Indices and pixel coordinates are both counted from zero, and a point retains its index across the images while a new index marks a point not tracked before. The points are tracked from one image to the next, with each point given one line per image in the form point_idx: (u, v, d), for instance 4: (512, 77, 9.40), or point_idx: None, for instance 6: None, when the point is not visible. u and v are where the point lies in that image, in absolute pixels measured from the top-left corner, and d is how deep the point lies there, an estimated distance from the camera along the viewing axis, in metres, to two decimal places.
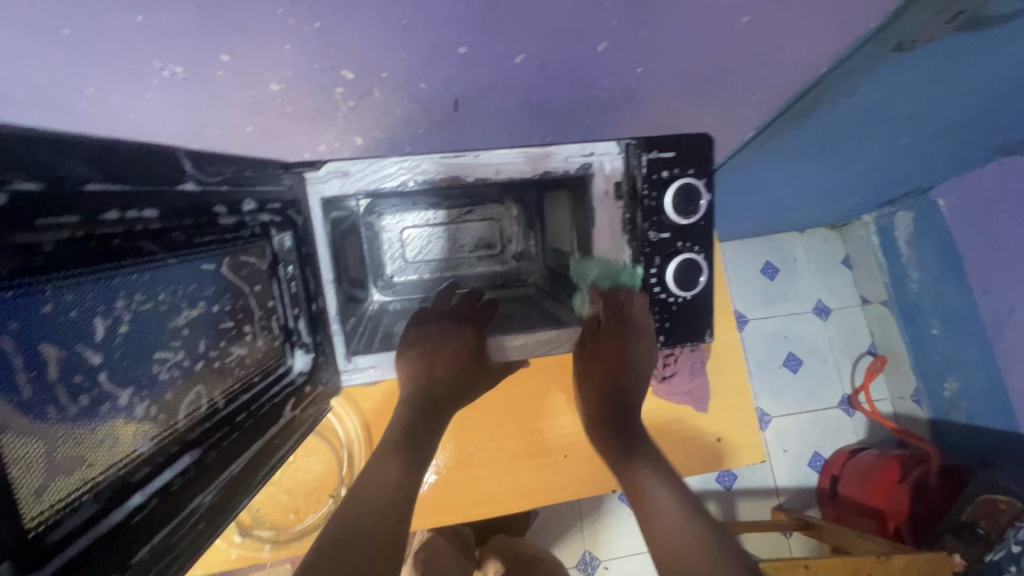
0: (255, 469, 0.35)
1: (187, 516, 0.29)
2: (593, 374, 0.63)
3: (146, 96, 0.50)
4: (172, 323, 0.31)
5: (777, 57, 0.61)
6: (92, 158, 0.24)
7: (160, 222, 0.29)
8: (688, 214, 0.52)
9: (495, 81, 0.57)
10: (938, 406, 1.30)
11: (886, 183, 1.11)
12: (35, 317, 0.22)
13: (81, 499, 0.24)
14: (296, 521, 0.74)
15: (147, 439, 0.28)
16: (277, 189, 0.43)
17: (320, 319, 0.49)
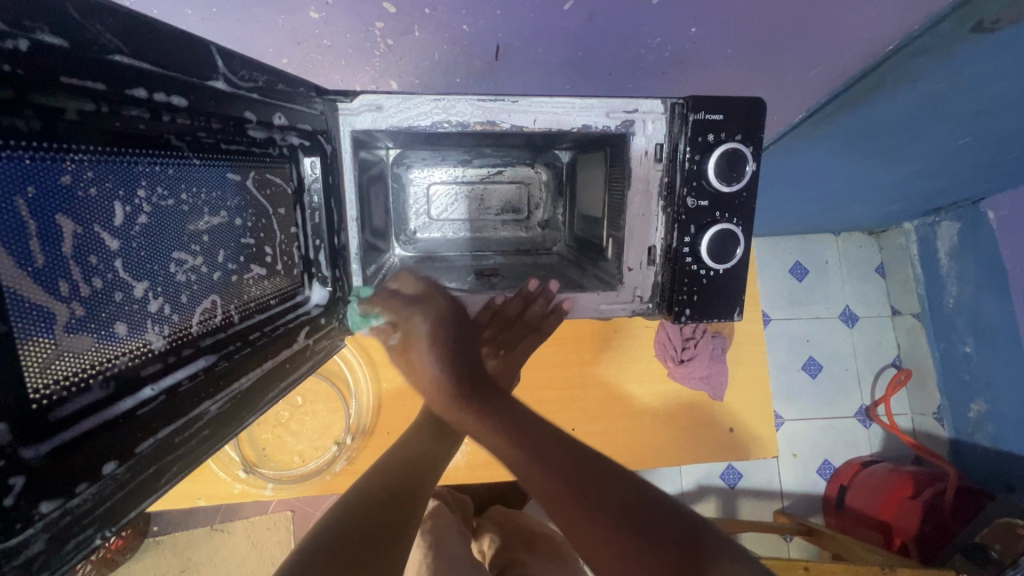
0: (265, 391, 0.35)
1: (193, 421, 0.28)
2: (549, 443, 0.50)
3: (184, 13, 0.49)
4: (193, 226, 0.30)
5: (843, 28, 0.57)
6: (119, 29, 0.23)
7: (187, 115, 0.28)
8: (730, 182, 0.50)
9: (540, 29, 0.55)
10: (962, 425, 1.25)
11: (935, 188, 1.05)
12: (52, 185, 0.22)
13: (88, 382, 0.23)
14: (300, 464, 0.75)
15: (159, 336, 0.28)
16: (309, 113, 0.41)
17: (341, 255, 0.48)
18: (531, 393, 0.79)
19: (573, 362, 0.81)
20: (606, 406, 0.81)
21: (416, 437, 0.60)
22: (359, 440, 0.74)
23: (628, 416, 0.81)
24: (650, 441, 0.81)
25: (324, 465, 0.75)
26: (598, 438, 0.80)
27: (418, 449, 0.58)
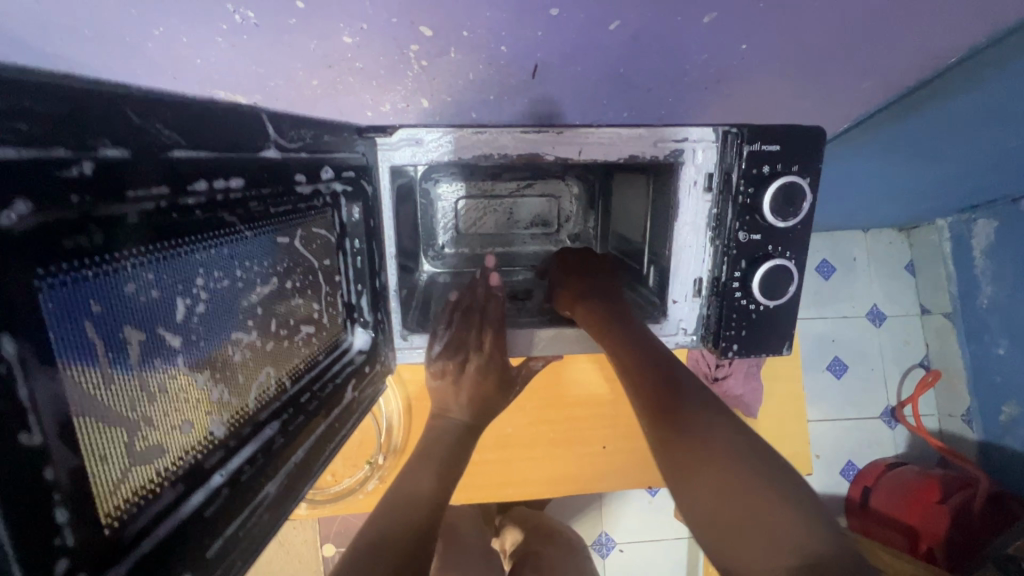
0: (320, 454, 0.34)
1: (255, 508, 0.27)
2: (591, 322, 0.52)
3: (215, 40, 0.47)
4: (245, 301, 0.29)
5: (906, 40, 0.54)
6: (180, 120, 0.21)
7: (243, 192, 0.26)
8: (785, 216, 0.47)
9: (582, 48, 0.52)
10: (991, 429, 1.22)
11: (978, 187, 1.01)
12: (117, 298, 0.20)
13: (160, 486, 0.23)
14: (332, 483, 0.75)
15: (220, 423, 0.27)
16: (352, 157, 0.39)
17: (382, 296, 0.47)
18: (560, 410, 0.78)
19: (603, 379, 0.78)
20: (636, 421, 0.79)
21: (418, 476, 0.48)
22: (391, 459, 0.75)
23: None
24: None
25: (356, 484, 0.75)
26: (628, 456, 0.79)
27: (421, 492, 0.46)
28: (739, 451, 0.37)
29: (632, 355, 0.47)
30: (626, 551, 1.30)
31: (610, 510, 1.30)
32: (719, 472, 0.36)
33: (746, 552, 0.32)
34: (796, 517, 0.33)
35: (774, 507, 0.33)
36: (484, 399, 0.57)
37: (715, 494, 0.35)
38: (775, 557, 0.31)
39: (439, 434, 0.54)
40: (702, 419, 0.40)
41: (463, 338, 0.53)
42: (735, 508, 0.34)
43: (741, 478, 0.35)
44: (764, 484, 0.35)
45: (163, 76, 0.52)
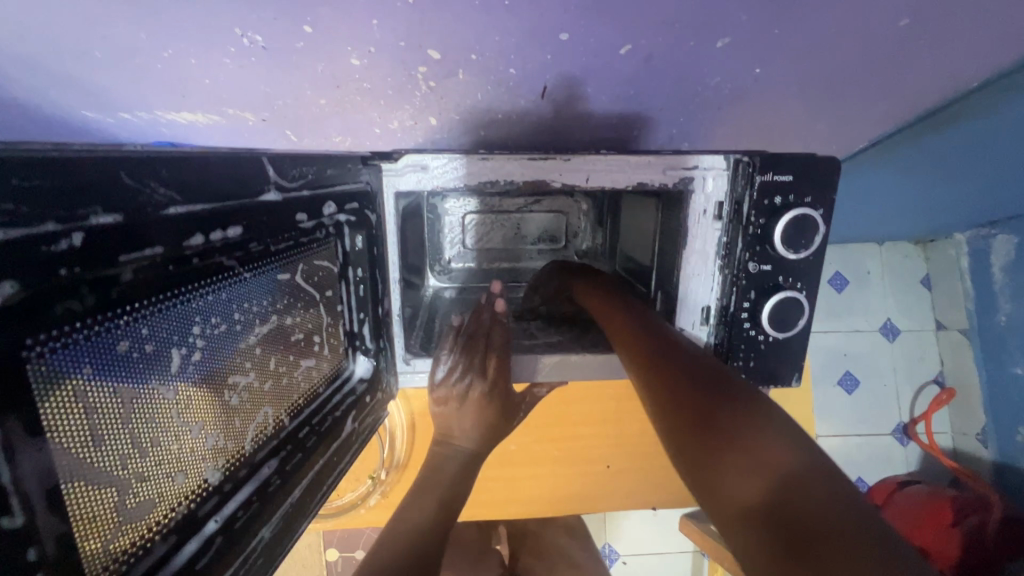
0: (317, 491, 0.33)
1: (249, 554, 0.27)
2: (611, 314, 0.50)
3: (223, 62, 0.47)
4: (242, 342, 0.29)
5: (929, 65, 0.52)
6: (174, 176, 0.21)
7: (242, 237, 0.26)
8: (797, 247, 0.46)
9: (592, 71, 0.51)
10: (1006, 449, 1.17)
11: (999, 203, 0.98)
12: (108, 356, 0.20)
13: (152, 540, 0.23)
14: (335, 496, 0.75)
15: (215, 468, 0.27)
16: (356, 187, 0.39)
17: (384, 322, 0.47)
18: (565, 429, 0.78)
19: (609, 398, 0.78)
20: (641, 439, 0.78)
21: (418, 501, 0.47)
22: (393, 475, 0.75)
23: (665, 453, 0.79)
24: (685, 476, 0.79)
25: (359, 498, 0.75)
26: (632, 476, 0.79)
27: (423, 519, 0.44)
28: (723, 391, 0.34)
29: (637, 326, 0.46)
30: (630, 563, 1.30)
31: (614, 521, 1.29)
32: (701, 409, 0.33)
33: (723, 477, 0.29)
34: (779, 439, 0.29)
35: (756, 433, 0.30)
36: (490, 423, 0.55)
37: (695, 428, 0.33)
38: (750, 482, 0.28)
39: (441, 461, 0.53)
40: (692, 369, 0.37)
41: (460, 366, 0.52)
42: (713, 435, 0.31)
43: (723, 411, 0.32)
44: (748, 412, 0.31)
45: (173, 95, 0.52)
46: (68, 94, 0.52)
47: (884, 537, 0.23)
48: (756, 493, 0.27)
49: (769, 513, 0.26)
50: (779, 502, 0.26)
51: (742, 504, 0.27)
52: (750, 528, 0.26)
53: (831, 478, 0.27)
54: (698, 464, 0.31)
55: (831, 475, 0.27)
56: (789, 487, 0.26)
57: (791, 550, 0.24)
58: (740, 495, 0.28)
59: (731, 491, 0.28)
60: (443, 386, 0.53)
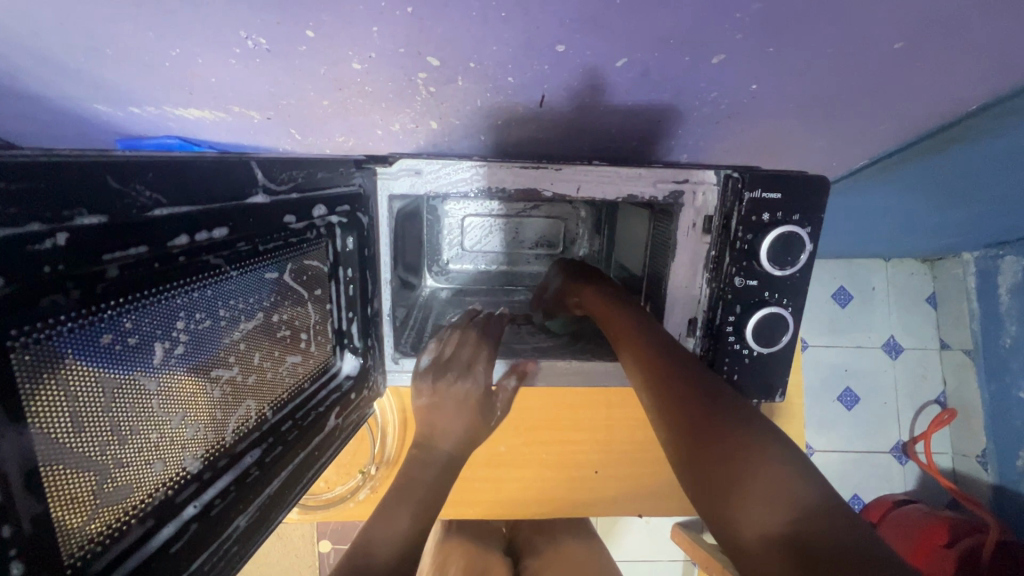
0: (296, 484, 0.35)
1: (223, 541, 0.28)
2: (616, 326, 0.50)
3: (228, 63, 0.49)
4: (227, 338, 0.30)
5: (925, 87, 0.52)
6: (160, 179, 0.22)
7: (230, 237, 0.27)
8: (784, 265, 0.47)
9: (589, 81, 0.51)
10: (1005, 472, 1.15)
11: (1005, 225, 0.97)
12: (91, 346, 0.21)
13: (128, 524, 0.24)
14: (324, 489, 0.77)
15: (195, 457, 0.28)
16: (349, 190, 0.40)
17: (373, 321, 0.48)
18: (554, 432, 0.78)
19: (599, 404, 0.78)
20: (629, 446, 0.79)
21: (393, 514, 0.44)
22: (383, 470, 0.76)
23: (652, 461, 0.79)
24: (672, 486, 0.79)
25: (348, 492, 0.77)
26: (621, 482, 0.79)
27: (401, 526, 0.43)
28: (735, 419, 0.36)
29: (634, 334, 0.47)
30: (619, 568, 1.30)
31: (604, 526, 1.30)
32: (718, 440, 0.35)
33: (745, 510, 0.31)
34: (793, 474, 0.32)
35: (770, 467, 0.32)
36: (472, 422, 0.54)
37: (713, 459, 0.35)
38: (772, 515, 0.30)
39: (420, 468, 0.50)
40: (702, 395, 0.39)
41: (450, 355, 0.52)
42: (730, 468, 0.33)
43: (733, 441, 0.35)
44: (761, 447, 0.34)
45: (179, 91, 0.53)
46: (79, 87, 0.54)
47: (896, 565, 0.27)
48: (779, 525, 0.30)
49: (790, 544, 0.29)
50: (797, 534, 0.29)
51: (762, 530, 0.30)
52: (773, 555, 0.29)
53: (845, 510, 0.30)
54: (719, 496, 0.33)
55: (837, 504, 0.30)
56: (809, 520, 0.29)
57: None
58: (766, 527, 0.30)
59: (754, 523, 0.31)
60: (428, 376, 0.52)
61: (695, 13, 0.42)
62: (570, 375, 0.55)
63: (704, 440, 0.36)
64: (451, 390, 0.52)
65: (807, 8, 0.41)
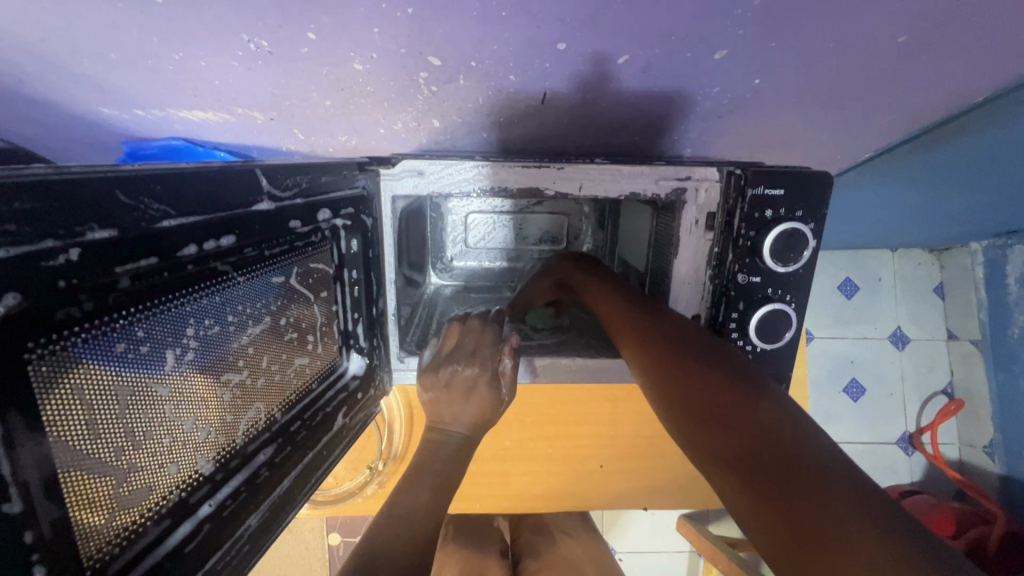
0: (305, 483, 0.35)
1: (235, 542, 0.29)
2: (601, 291, 0.52)
3: (231, 65, 0.49)
4: (235, 341, 0.31)
5: (929, 79, 0.51)
6: (168, 192, 0.22)
7: (236, 245, 0.28)
8: (787, 261, 0.47)
9: (591, 78, 0.51)
10: (1013, 462, 1.14)
11: (1014, 214, 0.96)
12: (105, 357, 0.22)
13: (145, 525, 0.25)
14: (333, 485, 0.79)
15: (208, 459, 0.29)
16: (352, 193, 0.41)
17: (378, 321, 0.48)
18: (561, 427, 0.79)
19: (605, 399, 0.79)
20: (634, 439, 0.79)
21: (411, 489, 0.44)
22: (390, 466, 0.78)
23: (656, 454, 0.80)
24: (676, 478, 0.80)
25: (356, 487, 0.78)
26: (626, 475, 0.80)
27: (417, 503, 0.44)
28: (716, 363, 0.37)
29: (625, 300, 0.48)
30: (625, 560, 1.31)
31: (610, 518, 1.31)
32: (704, 388, 0.35)
33: (715, 440, 0.33)
34: (768, 406, 0.32)
35: (736, 398, 0.34)
36: (481, 410, 0.51)
37: (693, 403, 0.35)
38: (736, 440, 0.32)
39: (430, 452, 0.49)
40: (693, 349, 0.39)
41: (451, 345, 0.51)
42: (698, 405, 0.35)
43: (700, 378, 0.36)
44: (725, 380, 0.35)
45: (182, 93, 0.54)
46: (85, 91, 0.54)
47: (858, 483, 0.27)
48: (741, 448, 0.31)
49: (751, 464, 0.30)
50: (757, 456, 0.30)
51: (728, 456, 0.32)
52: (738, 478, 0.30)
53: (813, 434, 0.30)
54: (694, 431, 0.35)
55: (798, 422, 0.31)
56: (769, 439, 0.30)
57: (771, 496, 0.28)
58: (734, 454, 0.31)
59: (721, 449, 0.32)
60: (430, 370, 0.50)
61: (697, 9, 0.42)
62: (573, 371, 0.56)
63: (675, 382, 0.37)
64: (455, 378, 0.50)
65: (810, 2, 0.41)
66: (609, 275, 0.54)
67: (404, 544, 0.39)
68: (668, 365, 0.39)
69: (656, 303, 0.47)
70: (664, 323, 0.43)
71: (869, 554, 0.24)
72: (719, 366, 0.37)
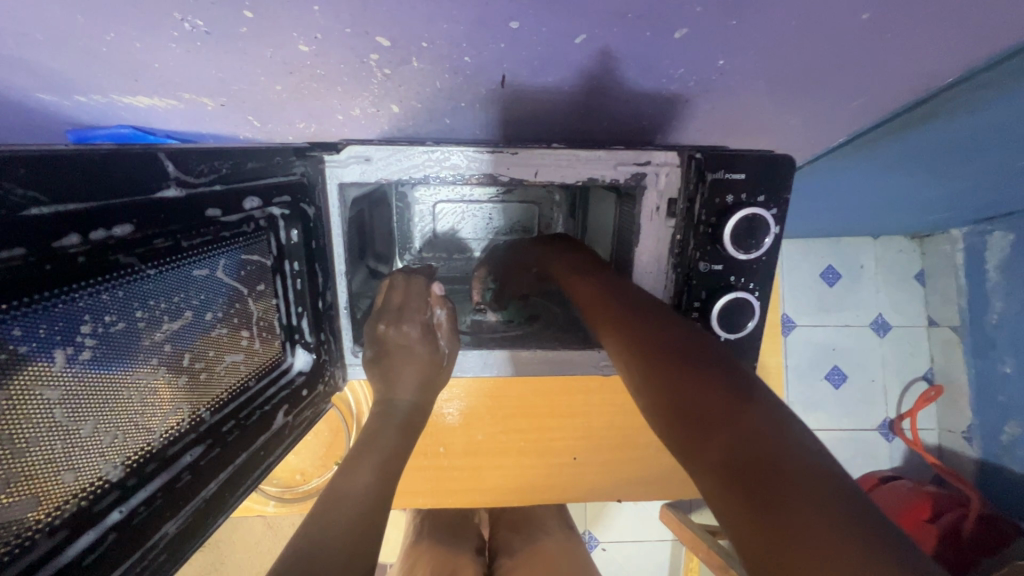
0: (238, 486, 0.34)
1: (148, 550, 0.27)
2: (581, 280, 0.49)
3: (168, 46, 0.46)
4: (150, 338, 0.29)
5: (898, 59, 0.50)
6: (39, 177, 0.21)
7: (139, 235, 0.26)
8: (749, 249, 0.45)
9: (549, 60, 0.49)
10: (990, 447, 1.15)
11: (992, 200, 0.95)
12: None
13: (36, 537, 0.23)
14: (302, 482, 0.77)
15: (117, 464, 0.27)
16: (289, 180, 0.38)
17: (327, 315, 0.46)
18: (534, 419, 0.78)
19: (578, 390, 0.78)
20: (608, 429, 0.78)
21: (354, 471, 0.42)
22: None
23: (631, 445, 0.79)
24: (651, 468, 0.79)
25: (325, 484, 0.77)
26: (601, 466, 0.79)
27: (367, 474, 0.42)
28: (711, 371, 0.35)
29: (601, 289, 0.46)
30: (609, 549, 1.31)
31: (593, 508, 1.31)
32: (698, 396, 0.33)
33: (706, 452, 0.31)
34: (765, 419, 0.30)
35: (731, 409, 0.32)
36: (422, 368, 0.51)
37: (686, 412, 0.33)
38: (729, 452, 0.30)
39: (382, 421, 0.48)
40: (686, 353, 0.37)
41: (391, 304, 0.53)
42: (692, 414, 0.33)
43: (695, 387, 0.34)
44: (719, 389, 0.33)
45: (122, 77, 0.51)
46: (18, 77, 0.51)
47: (843, 489, 0.26)
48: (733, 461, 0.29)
49: (743, 480, 0.28)
50: (751, 471, 0.28)
51: (719, 468, 0.30)
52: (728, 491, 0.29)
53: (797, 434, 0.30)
54: (684, 439, 0.33)
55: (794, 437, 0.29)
56: (764, 454, 0.29)
57: (764, 515, 0.27)
58: (726, 466, 0.29)
59: (713, 461, 0.30)
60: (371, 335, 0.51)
61: None
62: (536, 363, 0.54)
63: (668, 389, 0.35)
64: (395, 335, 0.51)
65: None
66: (591, 264, 0.51)
67: (351, 519, 0.37)
68: (661, 371, 0.36)
69: (644, 298, 0.44)
70: (655, 322, 0.41)
71: (850, 562, 0.23)
72: (715, 374, 0.34)
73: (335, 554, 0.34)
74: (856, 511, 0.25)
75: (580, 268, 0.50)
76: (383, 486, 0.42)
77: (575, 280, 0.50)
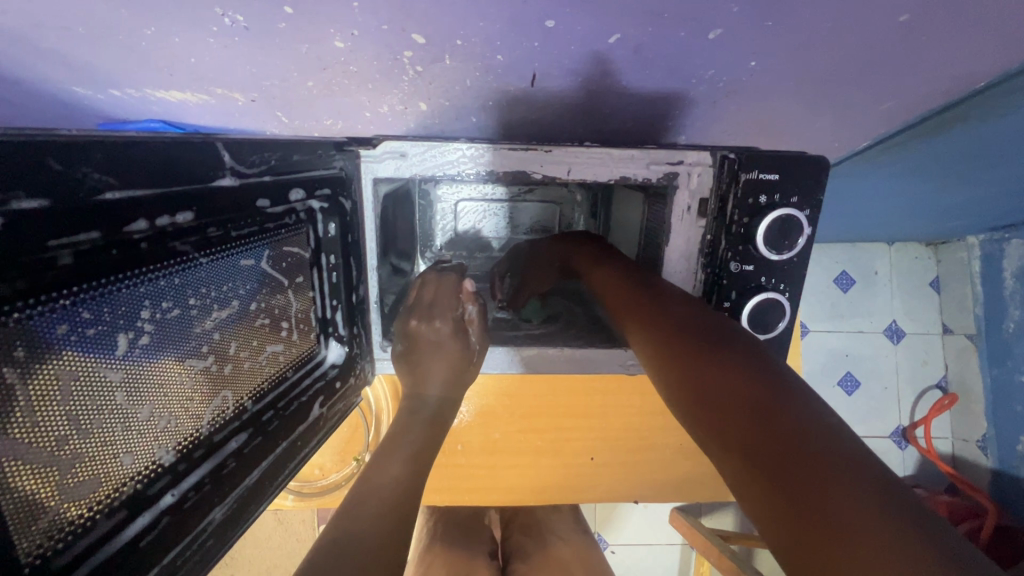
0: (277, 475, 0.34)
1: (197, 536, 0.27)
2: (604, 274, 0.49)
3: (206, 41, 0.47)
4: (200, 326, 0.29)
5: (930, 62, 0.49)
6: (112, 163, 0.21)
7: (197, 224, 0.26)
8: (781, 249, 0.45)
9: (580, 59, 0.49)
10: (1005, 457, 1.14)
11: (1013, 207, 0.94)
12: (43, 341, 0.21)
13: (95, 518, 0.23)
14: (319, 477, 0.77)
15: (169, 449, 0.27)
16: (328, 174, 0.39)
17: (359, 309, 0.46)
18: (551, 419, 0.78)
19: (595, 390, 0.78)
20: (625, 430, 0.78)
21: (385, 465, 0.42)
22: None
23: (647, 447, 0.79)
24: (667, 471, 0.79)
25: (342, 479, 0.77)
26: (616, 467, 0.79)
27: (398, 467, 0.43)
28: (740, 362, 0.35)
29: (625, 283, 0.46)
30: (618, 552, 1.30)
31: (603, 511, 1.30)
32: (729, 387, 0.33)
33: (739, 443, 0.31)
34: (799, 410, 0.30)
35: (762, 398, 0.32)
36: (449, 363, 0.52)
37: (716, 404, 0.33)
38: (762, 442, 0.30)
39: (411, 416, 0.49)
40: (713, 345, 0.37)
41: (422, 299, 0.53)
42: (722, 405, 0.33)
43: (724, 378, 0.34)
44: (749, 380, 0.33)
45: (157, 71, 0.52)
46: (56, 70, 0.52)
47: (886, 479, 0.26)
48: (767, 450, 0.29)
49: (777, 469, 0.28)
50: (785, 459, 0.28)
51: (752, 458, 0.30)
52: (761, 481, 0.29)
53: (834, 424, 0.29)
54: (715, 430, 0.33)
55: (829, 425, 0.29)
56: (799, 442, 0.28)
57: (801, 504, 0.27)
58: (759, 457, 0.29)
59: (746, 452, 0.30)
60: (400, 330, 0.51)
61: None
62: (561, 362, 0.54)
63: (696, 381, 0.35)
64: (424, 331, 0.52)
65: None
66: (614, 257, 0.51)
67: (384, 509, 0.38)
68: (688, 363, 0.36)
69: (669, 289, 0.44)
70: (680, 313, 0.40)
71: (893, 550, 0.23)
72: (744, 364, 0.34)
73: (370, 543, 0.35)
74: (897, 499, 0.25)
75: (602, 262, 0.50)
76: (413, 479, 0.42)
77: (597, 274, 0.50)
